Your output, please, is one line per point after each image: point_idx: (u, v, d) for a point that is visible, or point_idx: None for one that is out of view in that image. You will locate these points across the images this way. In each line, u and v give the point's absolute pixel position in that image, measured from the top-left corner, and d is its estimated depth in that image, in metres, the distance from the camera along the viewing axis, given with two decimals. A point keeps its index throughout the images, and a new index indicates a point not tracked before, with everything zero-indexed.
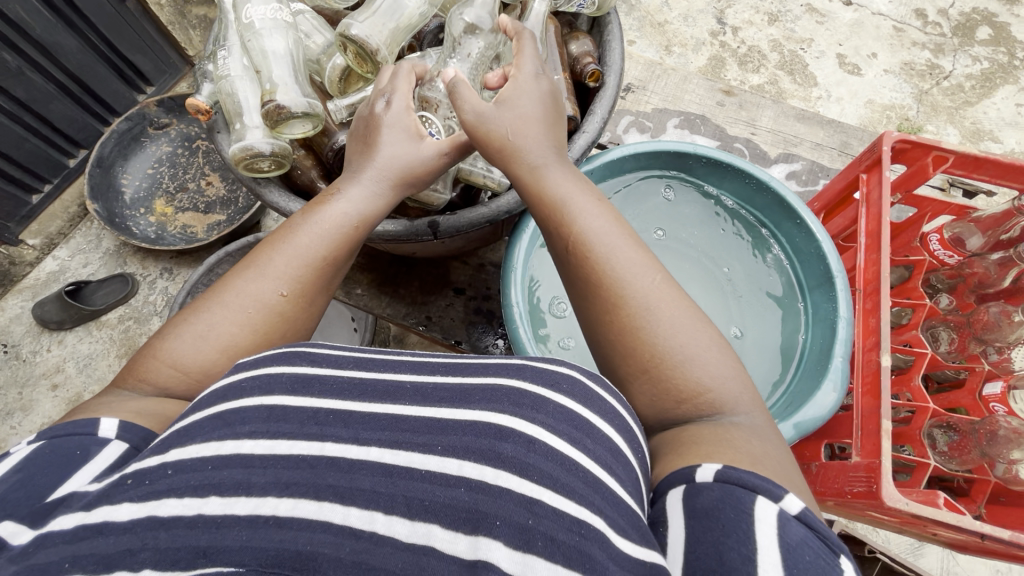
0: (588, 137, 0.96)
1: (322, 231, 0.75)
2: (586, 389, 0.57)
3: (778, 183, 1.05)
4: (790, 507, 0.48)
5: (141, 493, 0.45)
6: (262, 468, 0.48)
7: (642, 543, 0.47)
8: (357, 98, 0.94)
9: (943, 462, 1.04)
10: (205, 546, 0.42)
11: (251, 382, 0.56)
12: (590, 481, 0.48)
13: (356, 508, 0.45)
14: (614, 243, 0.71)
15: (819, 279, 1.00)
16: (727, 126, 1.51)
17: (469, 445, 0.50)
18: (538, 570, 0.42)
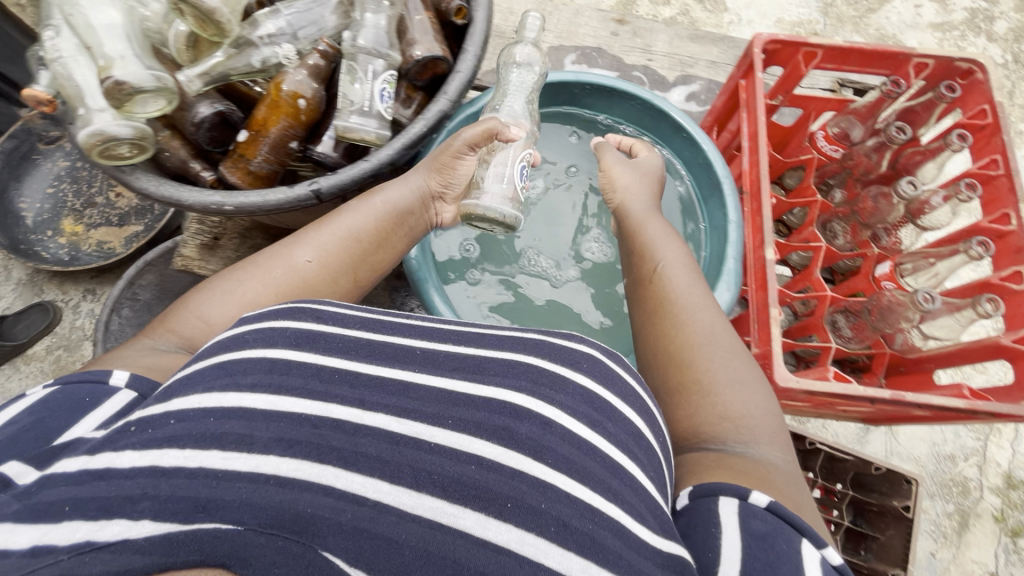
0: (462, 77, 0.94)
1: (368, 215, 0.91)
2: (606, 369, 0.68)
3: (661, 97, 1.07)
4: (831, 557, 0.57)
5: (143, 440, 0.52)
6: (264, 422, 0.55)
7: (659, 531, 0.57)
8: (208, 64, 0.87)
9: (846, 344, 1.11)
10: (204, 500, 0.48)
11: (255, 335, 0.64)
12: (610, 467, 0.59)
13: (359, 474, 0.53)
14: (689, 283, 0.89)
15: (710, 186, 1.04)
16: (624, 56, 1.50)
17: (485, 421, 0.60)
18: (550, 555, 0.51)
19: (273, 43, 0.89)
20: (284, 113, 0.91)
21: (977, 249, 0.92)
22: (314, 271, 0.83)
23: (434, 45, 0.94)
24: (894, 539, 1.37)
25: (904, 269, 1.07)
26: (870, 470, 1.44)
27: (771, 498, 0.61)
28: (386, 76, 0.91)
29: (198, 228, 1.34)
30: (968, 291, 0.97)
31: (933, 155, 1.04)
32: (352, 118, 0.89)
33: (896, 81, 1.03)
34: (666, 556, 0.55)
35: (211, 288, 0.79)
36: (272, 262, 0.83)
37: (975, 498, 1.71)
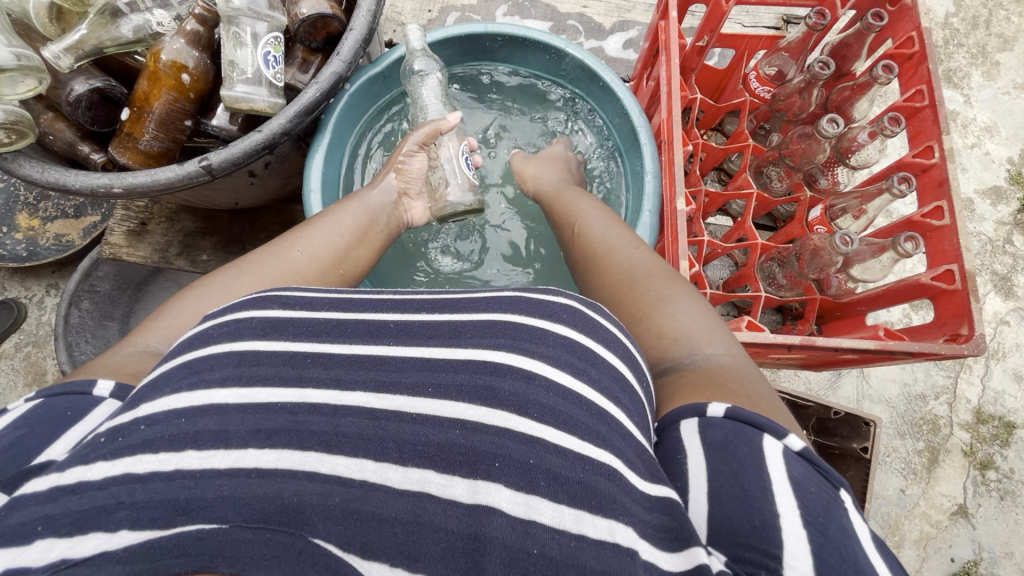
0: (355, 35, 0.89)
1: (352, 215, 0.91)
2: (587, 317, 0.56)
3: (575, 47, 1.08)
4: (793, 445, 0.49)
5: (115, 449, 0.42)
6: (238, 416, 0.45)
7: (650, 476, 0.47)
8: (74, 38, 0.83)
9: (777, 291, 1.08)
10: (185, 501, 0.39)
11: (218, 330, 0.53)
12: (596, 412, 0.48)
13: (342, 456, 0.44)
14: (621, 241, 0.84)
15: (629, 138, 1.06)
16: (558, 3, 1.42)
17: (463, 383, 0.49)
18: (543, 512, 0.41)
19: (143, 10, 0.86)
20: (165, 86, 0.86)
21: (898, 185, 0.90)
22: (307, 262, 0.79)
23: (321, 2, 0.89)
24: (854, 481, 1.28)
25: (835, 211, 1.04)
26: (830, 414, 1.33)
27: (729, 404, 0.53)
28: (269, 39, 0.86)
29: (123, 214, 1.29)
30: (893, 230, 0.97)
31: (862, 89, 1.01)
32: (239, 87, 0.85)
33: (821, 12, 0.98)
34: (657, 500, 0.45)
35: (207, 283, 0.71)
36: (263, 255, 0.77)
37: (949, 436, 1.58)
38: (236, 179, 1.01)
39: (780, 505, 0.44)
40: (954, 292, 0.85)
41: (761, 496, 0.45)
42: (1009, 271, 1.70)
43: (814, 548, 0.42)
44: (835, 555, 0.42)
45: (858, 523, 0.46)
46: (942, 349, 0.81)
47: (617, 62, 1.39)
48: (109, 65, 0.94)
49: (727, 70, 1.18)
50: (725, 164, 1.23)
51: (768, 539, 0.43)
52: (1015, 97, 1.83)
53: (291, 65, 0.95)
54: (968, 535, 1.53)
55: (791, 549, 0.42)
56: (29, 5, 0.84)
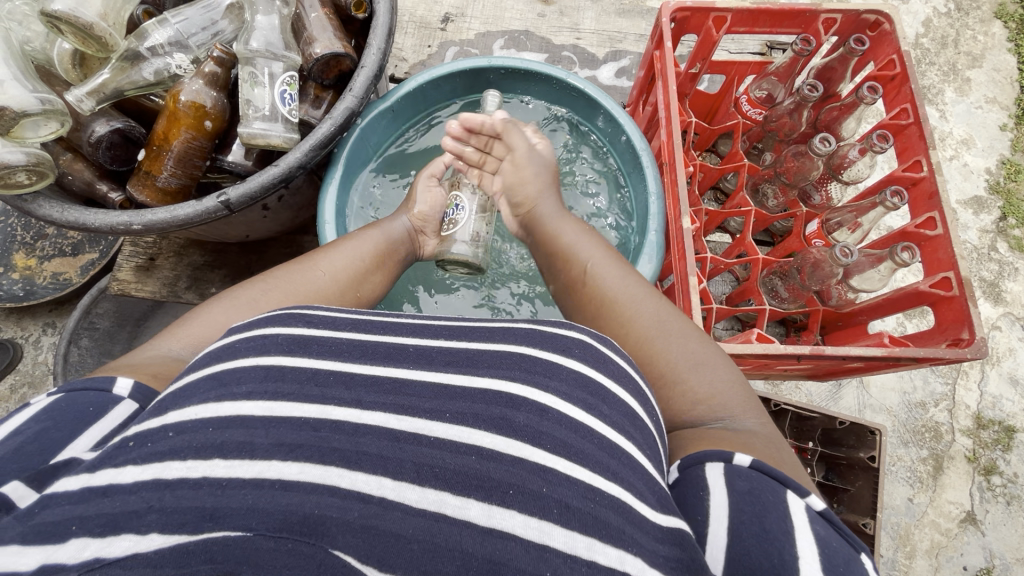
0: (366, 72, 0.92)
1: (377, 241, 0.94)
2: (598, 351, 0.58)
3: (576, 76, 1.13)
4: (815, 504, 0.51)
5: (144, 454, 0.43)
6: (263, 429, 0.46)
7: (660, 509, 0.47)
8: (96, 82, 0.86)
9: (779, 305, 1.11)
10: (211, 509, 0.40)
11: (244, 343, 0.54)
12: (606, 446, 0.50)
13: (363, 472, 0.44)
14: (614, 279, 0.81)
15: (632, 161, 1.10)
16: (552, 36, 1.48)
17: (479, 412, 0.50)
18: (554, 537, 0.42)
19: (163, 54, 0.89)
20: (184, 125, 0.89)
21: (891, 199, 0.95)
22: (328, 281, 0.81)
23: (333, 41, 0.93)
24: (863, 489, 1.29)
25: (831, 224, 1.07)
26: (835, 424, 1.34)
27: (755, 458, 0.55)
28: (285, 78, 0.89)
29: (131, 251, 1.31)
30: (888, 241, 1.01)
31: (850, 109, 1.05)
32: (256, 124, 0.87)
33: (806, 38, 1.03)
34: (665, 530, 0.46)
35: (234, 295, 0.73)
36: (290, 271, 0.79)
37: (952, 442, 1.60)
38: (250, 213, 1.04)
39: (802, 549, 0.46)
40: (953, 298, 0.88)
41: (782, 536, 0.47)
42: (996, 277, 1.75)
43: None
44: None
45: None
46: (945, 353, 0.84)
47: (612, 88, 1.44)
48: (125, 107, 0.97)
49: (719, 95, 1.23)
50: (722, 183, 1.27)
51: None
52: (987, 110, 1.92)
53: (304, 101, 0.98)
54: (980, 543, 1.54)
55: None
56: (53, 53, 0.88)
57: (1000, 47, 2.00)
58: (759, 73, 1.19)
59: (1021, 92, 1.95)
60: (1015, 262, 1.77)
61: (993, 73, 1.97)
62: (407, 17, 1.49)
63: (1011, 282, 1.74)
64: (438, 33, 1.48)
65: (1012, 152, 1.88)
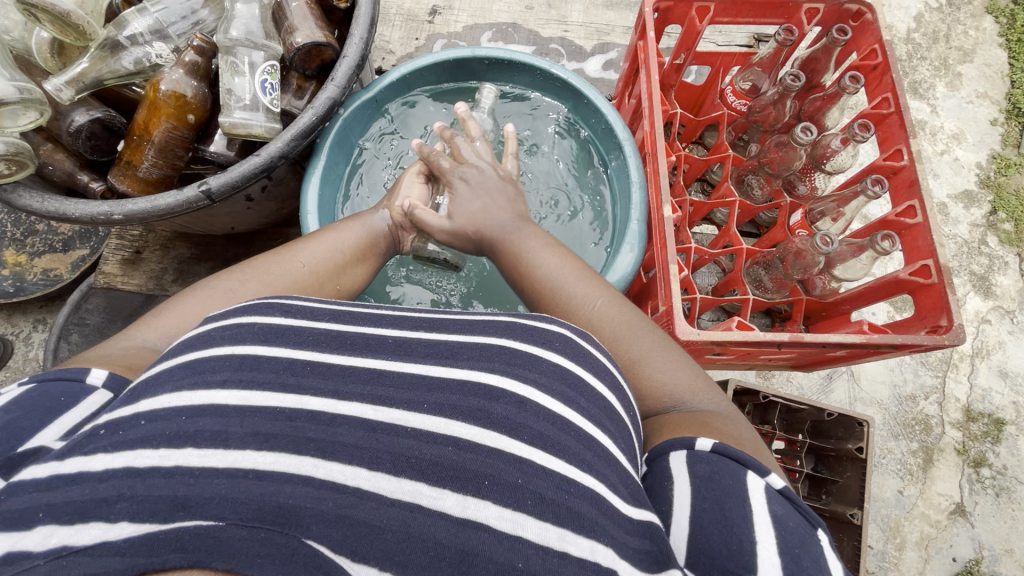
0: (348, 62, 0.92)
1: (358, 233, 0.94)
2: (577, 346, 0.58)
3: (560, 67, 1.13)
4: (775, 482, 0.52)
5: (115, 442, 0.43)
6: (237, 417, 0.46)
7: (632, 501, 0.48)
8: (75, 72, 0.86)
9: (765, 294, 1.11)
10: (183, 497, 0.40)
11: (220, 332, 0.54)
12: (584, 438, 0.50)
13: (338, 462, 0.44)
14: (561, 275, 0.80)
15: (615, 152, 1.11)
16: (541, 29, 1.48)
17: (456, 403, 0.50)
18: (528, 528, 0.43)
19: (142, 43, 0.88)
20: (164, 115, 0.89)
21: (872, 187, 0.95)
22: (308, 275, 0.81)
23: (314, 31, 0.92)
24: (852, 481, 1.30)
25: (814, 213, 1.07)
26: (823, 416, 1.34)
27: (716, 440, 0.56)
28: (265, 67, 0.89)
29: (117, 243, 1.31)
30: (870, 230, 1.01)
31: (833, 100, 1.06)
32: (237, 114, 0.87)
33: (789, 28, 1.03)
34: (638, 523, 0.47)
35: (211, 284, 0.73)
36: (269, 262, 0.79)
37: (942, 435, 1.60)
38: (233, 204, 1.04)
39: (760, 535, 0.47)
40: (932, 286, 0.89)
41: (741, 522, 0.48)
42: (986, 271, 1.76)
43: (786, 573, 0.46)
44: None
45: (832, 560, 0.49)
46: (924, 340, 0.84)
47: (599, 81, 1.45)
48: (104, 95, 0.96)
49: (704, 86, 1.23)
50: (708, 175, 1.27)
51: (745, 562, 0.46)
52: (978, 105, 1.93)
53: (285, 92, 0.97)
54: (968, 534, 1.55)
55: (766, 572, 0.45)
56: (32, 41, 0.87)
57: (992, 43, 2.01)
58: (744, 64, 1.19)
59: (1011, 87, 1.96)
60: (1005, 256, 1.78)
61: (984, 68, 1.98)
62: (395, 10, 1.49)
63: (1001, 276, 1.76)
64: (426, 26, 1.48)
65: (1003, 147, 1.89)
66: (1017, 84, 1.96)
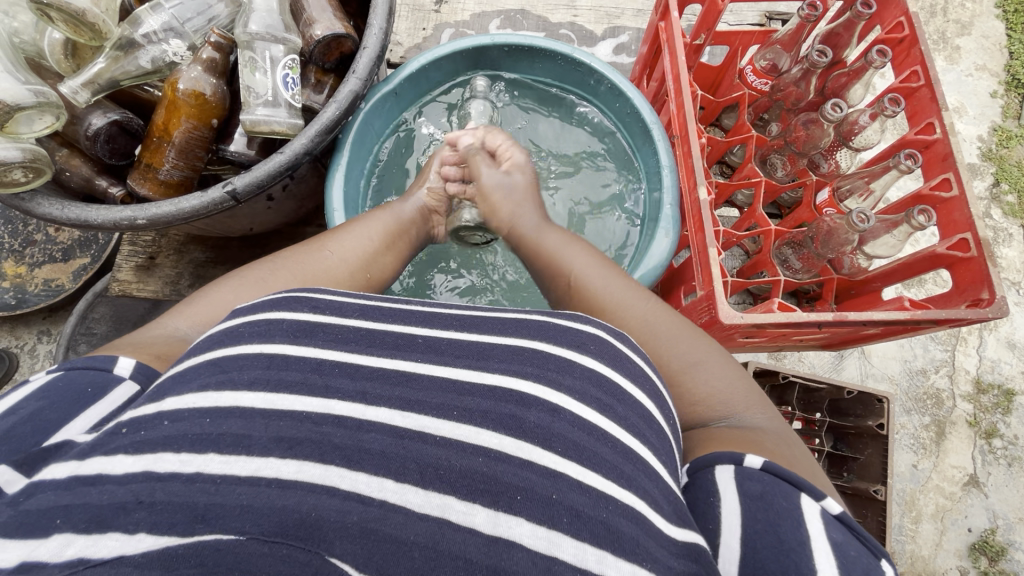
0: (369, 53, 0.90)
1: (392, 225, 0.92)
2: (613, 350, 0.57)
3: (581, 51, 1.11)
4: (830, 507, 0.50)
5: (135, 442, 0.42)
6: (261, 421, 0.44)
7: (677, 521, 0.47)
8: (91, 72, 0.84)
9: (795, 276, 1.11)
10: (204, 509, 0.37)
11: (248, 328, 0.52)
12: (623, 451, 0.48)
13: (364, 472, 0.42)
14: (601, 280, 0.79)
15: (642, 136, 1.09)
16: (548, 14, 1.45)
17: (487, 409, 0.48)
18: (564, 549, 0.40)
19: (157, 41, 0.86)
20: (185, 115, 0.86)
21: (905, 162, 0.94)
22: (342, 267, 0.79)
23: (334, 22, 0.91)
24: (874, 457, 1.30)
25: (841, 191, 1.06)
26: (843, 394, 1.35)
27: (766, 458, 0.54)
28: (287, 61, 0.87)
29: (130, 250, 1.29)
30: (902, 206, 1.01)
31: (858, 75, 1.05)
32: (259, 111, 0.85)
33: (813, 3, 1.02)
34: (683, 545, 0.45)
35: (242, 275, 0.71)
36: (302, 252, 0.78)
37: (953, 408, 1.61)
38: (255, 204, 1.02)
39: (818, 561, 0.45)
40: (971, 259, 0.88)
41: (798, 548, 0.46)
42: (992, 244, 1.77)
43: None
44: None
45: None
46: (967, 314, 0.84)
47: (611, 65, 1.42)
48: (119, 98, 0.93)
49: (722, 67, 1.22)
50: (728, 156, 1.26)
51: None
52: (977, 78, 1.93)
53: (305, 86, 0.96)
54: (982, 504, 1.56)
55: None
56: (44, 44, 0.85)
57: (988, 15, 1.99)
58: (763, 42, 1.17)
59: (1010, 58, 1.95)
60: (1009, 228, 1.78)
61: (982, 40, 1.97)
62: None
63: (1006, 248, 1.76)
64: (432, 15, 1.45)
65: (1003, 120, 1.88)
66: (1016, 55, 1.95)
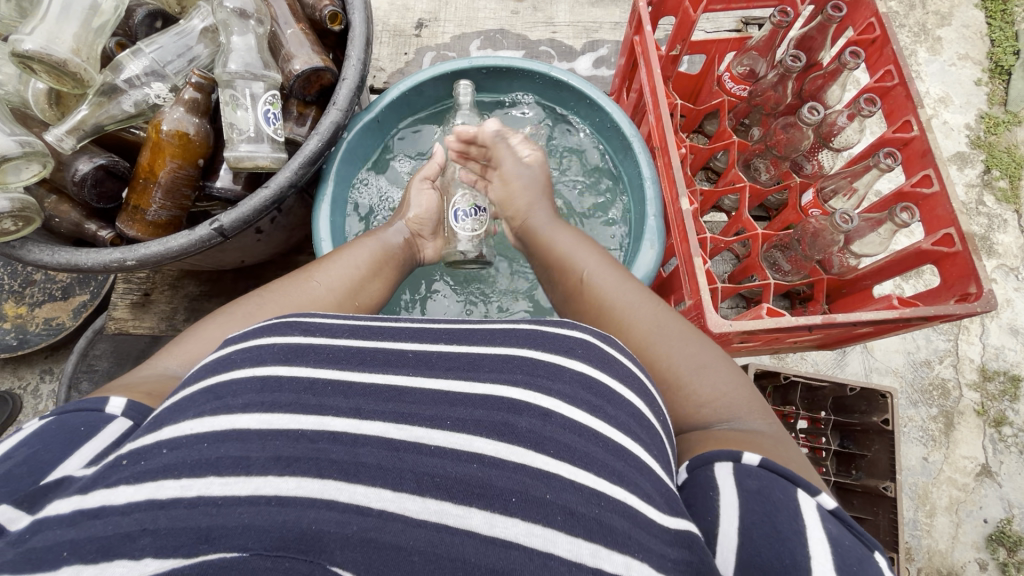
0: (348, 84, 0.91)
1: (375, 251, 0.93)
2: (602, 352, 0.56)
3: (559, 69, 1.12)
4: (825, 502, 0.50)
5: (137, 472, 0.41)
6: (258, 442, 0.44)
7: (667, 509, 0.47)
8: (75, 119, 0.85)
9: (784, 278, 1.11)
10: (207, 529, 0.38)
11: (240, 354, 0.52)
12: (615, 450, 0.48)
13: (362, 484, 0.42)
14: (611, 279, 0.82)
15: (623, 149, 1.10)
16: (528, 32, 1.47)
17: (479, 417, 0.49)
18: (558, 544, 0.41)
19: (140, 85, 0.88)
20: (168, 155, 0.88)
21: (884, 160, 0.95)
22: (325, 293, 0.80)
23: (312, 56, 0.92)
24: (880, 454, 1.29)
25: (826, 192, 1.07)
26: (846, 392, 1.34)
27: (762, 455, 0.54)
28: (266, 97, 0.88)
29: (126, 287, 1.31)
30: (885, 204, 1.01)
31: (834, 76, 1.06)
32: (242, 147, 0.86)
33: (783, 9, 1.03)
34: (675, 532, 0.45)
35: (230, 311, 0.72)
36: (286, 284, 0.78)
37: (960, 398, 1.60)
38: (244, 238, 1.03)
39: (815, 553, 0.45)
40: (956, 254, 0.88)
41: (793, 537, 0.46)
42: (987, 231, 1.77)
43: None
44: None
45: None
46: (956, 310, 0.84)
47: (592, 78, 1.44)
48: (106, 141, 0.95)
49: (701, 75, 1.23)
50: (712, 162, 1.27)
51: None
52: (960, 67, 1.94)
53: (287, 120, 0.97)
54: (996, 494, 1.55)
55: None
56: (29, 94, 0.86)
57: (967, 4, 2.01)
58: (739, 49, 1.19)
59: (991, 46, 1.96)
60: (1003, 214, 1.79)
61: (963, 30, 1.98)
62: (381, 27, 1.48)
63: (1002, 234, 1.76)
64: (413, 40, 1.47)
65: (989, 106, 1.89)
66: (997, 43, 1.96)
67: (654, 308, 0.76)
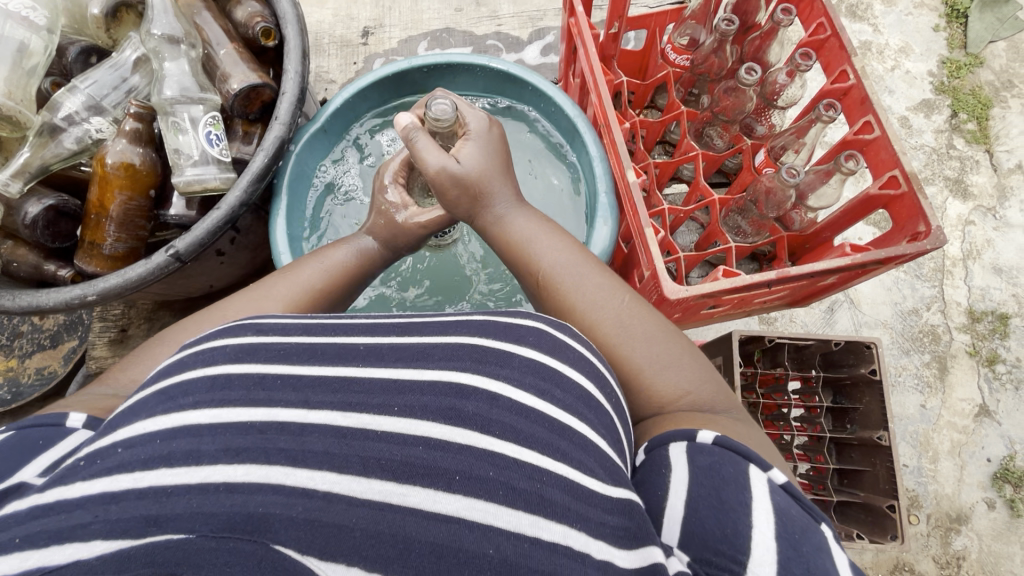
0: (288, 98, 0.92)
1: (330, 269, 0.86)
2: (551, 338, 0.58)
3: (498, 59, 1.13)
4: (776, 478, 0.52)
5: (92, 471, 0.40)
6: (210, 436, 0.43)
7: (609, 480, 0.49)
8: (19, 162, 0.86)
9: (745, 241, 1.12)
10: (155, 513, 0.38)
11: (193, 356, 0.51)
12: (558, 429, 0.49)
13: (307, 468, 0.42)
14: (579, 275, 0.79)
15: (570, 132, 1.11)
16: (473, 28, 1.48)
17: (430, 403, 0.48)
18: (498, 517, 0.42)
19: (79, 122, 0.89)
20: (117, 187, 0.88)
21: (825, 113, 0.96)
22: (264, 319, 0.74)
23: (248, 74, 0.93)
24: (872, 405, 1.29)
25: (776, 149, 1.08)
26: (831, 347, 1.34)
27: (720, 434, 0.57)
28: (207, 119, 0.89)
29: (101, 326, 1.31)
30: (831, 154, 1.02)
31: (770, 36, 1.07)
32: (188, 172, 0.87)
33: None
34: (616, 501, 0.48)
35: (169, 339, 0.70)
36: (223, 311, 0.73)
37: (951, 341, 1.62)
38: (206, 262, 1.04)
39: (756, 520, 0.49)
40: (903, 194, 0.90)
41: (738, 508, 0.50)
42: (960, 174, 1.78)
43: (780, 559, 0.47)
44: (801, 567, 0.47)
45: (838, 554, 0.49)
46: (907, 249, 0.84)
47: (542, 66, 1.44)
48: (53, 180, 0.96)
49: (645, 50, 1.24)
50: (667, 134, 1.28)
51: (736, 547, 0.48)
52: (918, 15, 1.94)
53: (233, 140, 0.98)
54: (997, 432, 1.56)
55: (757, 557, 0.47)
56: None
57: None
58: (677, 20, 1.20)
59: None
60: (975, 155, 1.80)
61: None
62: (328, 39, 1.49)
63: (975, 176, 1.78)
64: (361, 49, 1.48)
65: (950, 51, 1.90)
66: None
67: (626, 301, 0.75)
